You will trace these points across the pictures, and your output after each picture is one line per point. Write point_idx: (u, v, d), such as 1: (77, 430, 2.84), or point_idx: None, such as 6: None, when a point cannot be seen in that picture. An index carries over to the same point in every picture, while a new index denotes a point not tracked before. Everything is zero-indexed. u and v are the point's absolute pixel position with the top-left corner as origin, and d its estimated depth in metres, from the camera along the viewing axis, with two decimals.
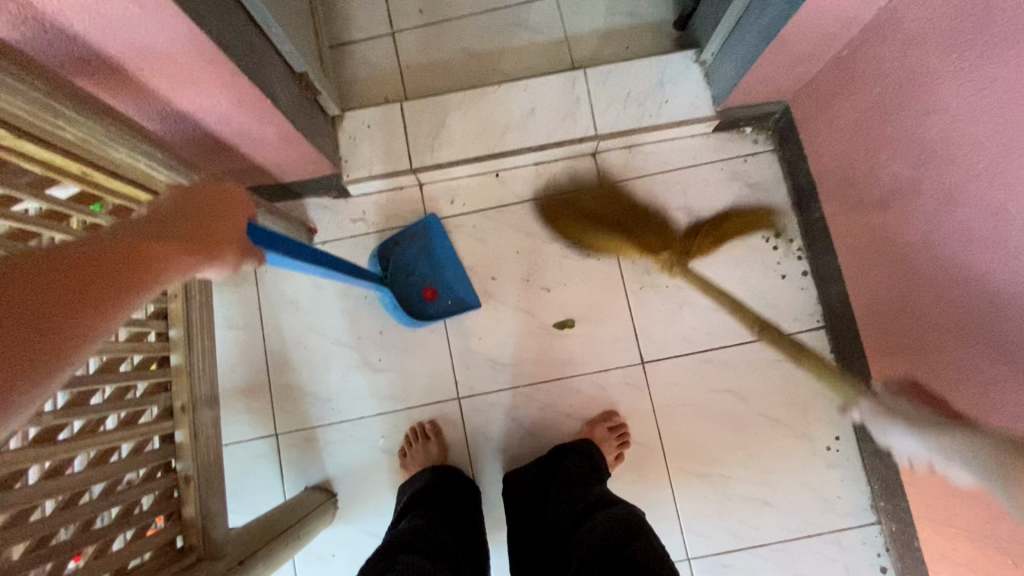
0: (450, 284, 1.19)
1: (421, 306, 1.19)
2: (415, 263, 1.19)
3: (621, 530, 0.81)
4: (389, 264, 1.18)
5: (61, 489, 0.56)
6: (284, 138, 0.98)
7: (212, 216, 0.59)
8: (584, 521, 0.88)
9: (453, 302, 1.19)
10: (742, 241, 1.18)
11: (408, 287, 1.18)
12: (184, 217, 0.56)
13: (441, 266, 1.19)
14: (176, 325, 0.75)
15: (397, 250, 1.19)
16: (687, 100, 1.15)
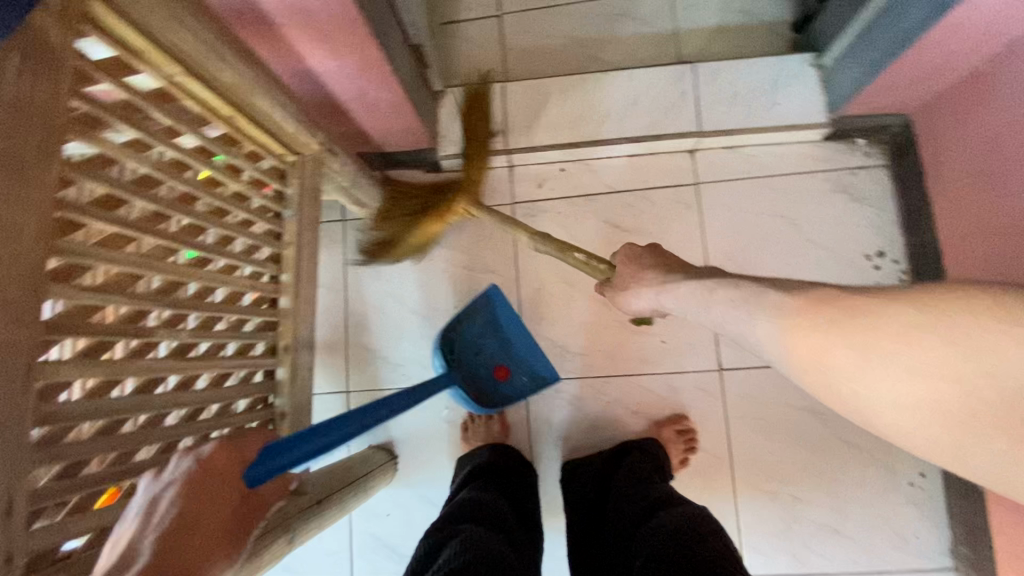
0: (523, 358, 1.10)
1: (495, 389, 1.10)
2: (482, 342, 1.10)
3: (689, 527, 0.79)
4: (455, 348, 1.07)
5: (187, 402, 0.60)
6: (394, 106, 1.01)
7: (217, 500, 0.50)
8: (645, 520, 0.86)
9: (526, 378, 1.11)
10: (840, 256, 1.13)
11: (476, 368, 1.09)
12: (219, 482, 0.52)
13: (510, 340, 1.10)
14: (287, 271, 0.80)
15: (461, 329, 1.08)
16: (799, 105, 1.11)
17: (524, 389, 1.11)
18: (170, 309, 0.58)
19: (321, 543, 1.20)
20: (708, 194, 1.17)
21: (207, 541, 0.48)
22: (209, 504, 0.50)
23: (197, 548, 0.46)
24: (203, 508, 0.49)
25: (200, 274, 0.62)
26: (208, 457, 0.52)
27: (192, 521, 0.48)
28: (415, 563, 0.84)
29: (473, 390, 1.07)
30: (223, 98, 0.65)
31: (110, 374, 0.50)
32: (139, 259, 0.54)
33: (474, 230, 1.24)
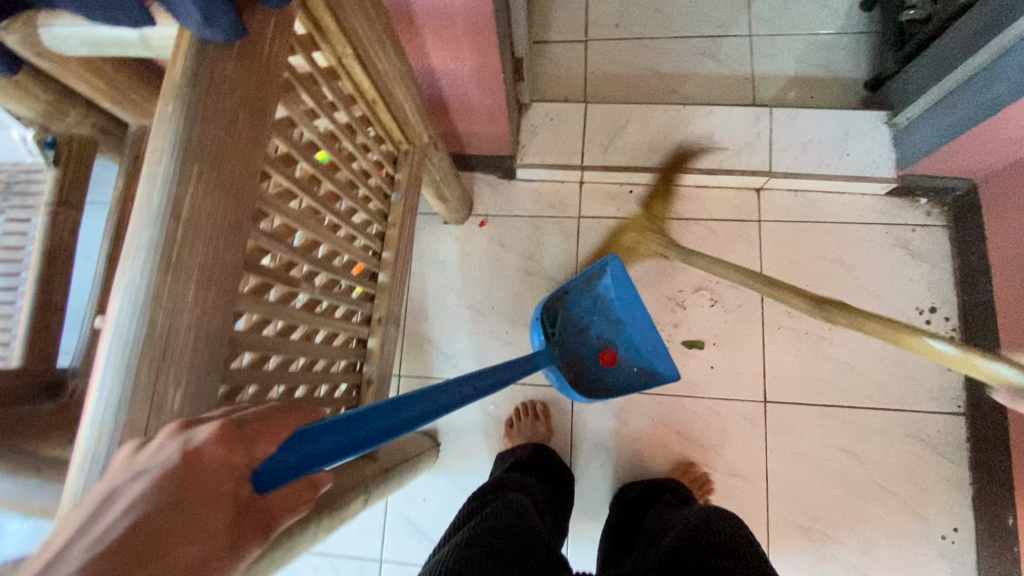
0: (632, 346, 1.10)
1: (598, 372, 1.10)
2: (589, 317, 1.12)
3: (718, 518, 0.84)
4: (561, 320, 1.11)
5: (310, 353, 0.65)
6: (490, 111, 1.08)
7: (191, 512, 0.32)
8: (674, 520, 0.90)
9: (636, 369, 1.10)
10: (894, 307, 1.16)
11: (582, 345, 1.11)
12: (208, 487, 0.34)
13: (622, 323, 1.10)
14: (389, 249, 0.86)
15: (567, 300, 1.11)
16: (869, 157, 1.16)
17: (630, 379, 1.10)
18: (309, 265, 0.64)
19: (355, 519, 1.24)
20: (769, 232, 1.22)
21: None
22: (175, 535, 0.31)
23: None
24: (168, 530, 0.31)
25: (333, 238, 0.68)
26: (200, 446, 0.35)
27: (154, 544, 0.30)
28: (458, 520, 0.87)
29: (573, 371, 1.09)
30: (372, 84, 0.72)
31: (268, 313, 0.55)
32: (298, 214, 0.60)
33: (540, 238, 1.30)
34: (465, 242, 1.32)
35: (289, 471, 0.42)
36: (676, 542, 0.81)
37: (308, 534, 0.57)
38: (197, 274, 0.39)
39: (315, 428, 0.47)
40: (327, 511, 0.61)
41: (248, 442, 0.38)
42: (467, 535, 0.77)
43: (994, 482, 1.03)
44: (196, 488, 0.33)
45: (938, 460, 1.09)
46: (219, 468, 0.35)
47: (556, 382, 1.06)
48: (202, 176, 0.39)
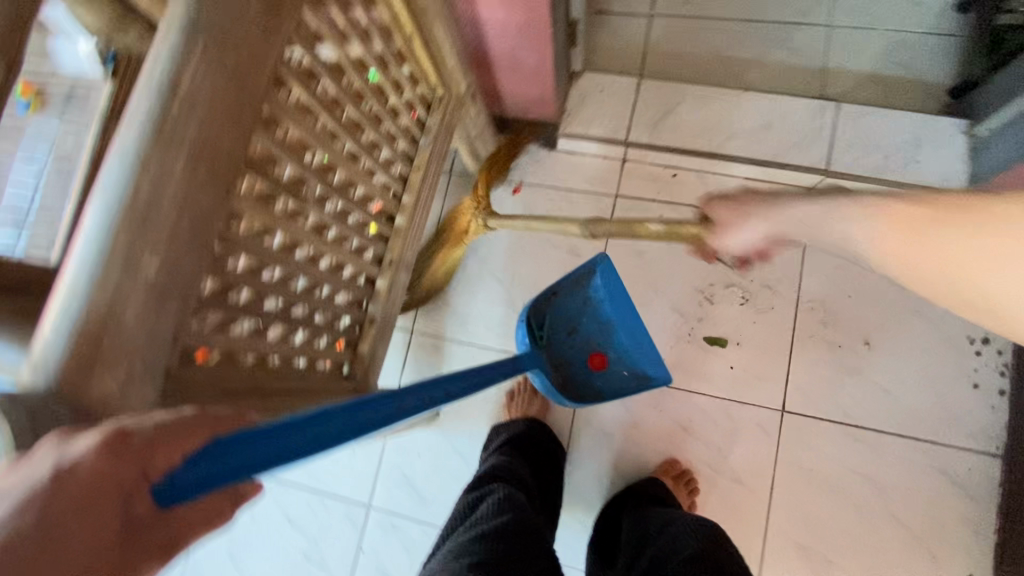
0: (625, 350, 1.06)
1: (588, 375, 1.07)
2: (579, 317, 1.08)
3: (703, 534, 0.85)
4: (549, 323, 1.06)
5: (313, 276, 0.65)
6: (537, 71, 1.05)
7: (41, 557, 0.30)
8: (660, 562, 0.83)
9: (627, 373, 1.07)
10: (941, 332, 1.07)
11: (571, 348, 1.07)
12: (78, 515, 0.32)
13: (614, 328, 1.06)
14: (410, 192, 0.85)
15: (555, 301, 1.06)
16: (939, 166, 1.08)
17: (620, 383, 1.07)
18: (322, 188, 0.63)
19: (351, 464, 1.26)
20: None
21: None
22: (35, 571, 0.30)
23: None
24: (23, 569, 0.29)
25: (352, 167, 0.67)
26: (74, 469, 0.33)
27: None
28: (456, 515, 0.90)
29: (561, 375, 1.06)
30: (410, 16, 0.69)
31: (270, 223, 0.55)
32: (315, 132, 0.59)
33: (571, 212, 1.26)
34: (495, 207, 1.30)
35: (205, 481, 0.38)
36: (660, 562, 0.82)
37: None
38: (189, 152, 0.40)
39: (245, 438, 0.40)
40: None
41: (139, 458, 0.36)
42: (464, 542, 0.80)
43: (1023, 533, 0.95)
44: (65, 519, 0.31)
45: (962, 500, 1.02)
46: (97, 487, 0.33)
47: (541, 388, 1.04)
48: (207, 53, 0.40)
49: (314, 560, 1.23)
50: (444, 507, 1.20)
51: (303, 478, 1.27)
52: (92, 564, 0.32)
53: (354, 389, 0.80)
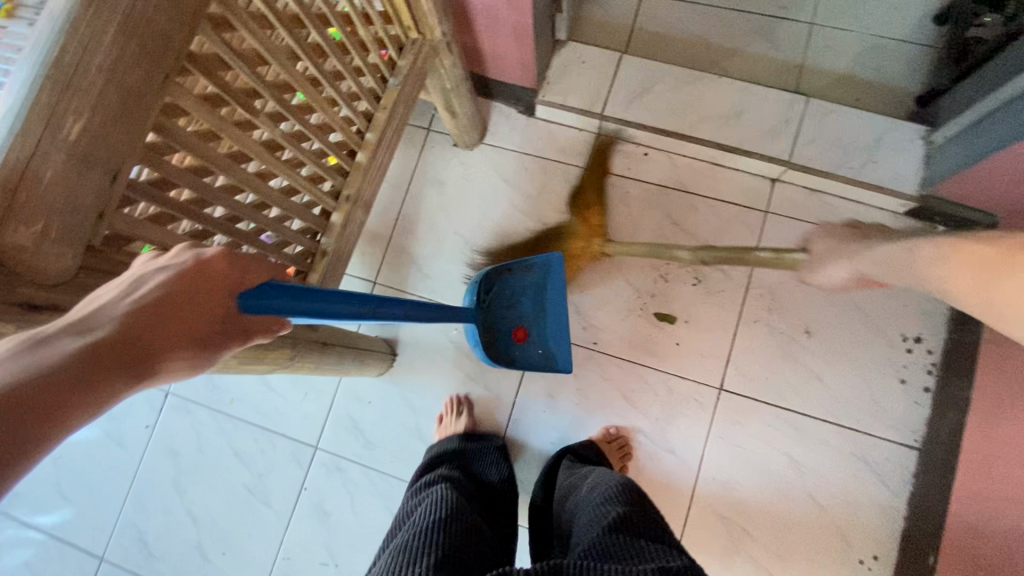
0: (547, 332, 1.11)
1: (509, 347, 1.12)
2: (519, 297, 1.11)
3: (628, 496, 0.80)
4: (490, 291, 1.11)
5: (261, 192, 0.67)
6: (516, 32, 1.06)
7: (197, 306, 0.47)
8: (584, 531, 0.75)
9: (541, 353, 1.12)
10: (878, 329, 1.12)
11: (501, 320, 1.12)
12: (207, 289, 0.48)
13: (546, 311, 1.10)
14: (373, 131, 0.87)
15: (505, 276, 1.11)
16: (895, 169, 1.11)
17: (534, 359, 1.12)
18: (278, 106, 0.65)
19: (302, 404, 1.28)
20: (772, 226, 1.18)
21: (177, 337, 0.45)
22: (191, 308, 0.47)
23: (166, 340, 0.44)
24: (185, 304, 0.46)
25: (311, 92, 0.69)
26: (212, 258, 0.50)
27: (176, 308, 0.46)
28: (389, 535, 0.85)
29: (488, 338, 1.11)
30: None
31: (216, 126, 0.57)
32: (272, 45, 0.60)
33: (542, 180, 1.28)
34: (469, 168, 1.31)
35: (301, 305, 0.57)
36: (585, 527, 0.76)
37: None
38: (121, 19, 0.43)
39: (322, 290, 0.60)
40: None
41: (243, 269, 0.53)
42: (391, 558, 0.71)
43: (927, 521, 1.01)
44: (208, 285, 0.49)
45: (877, 486, 1.07)
46: (226, 274, 0.50)
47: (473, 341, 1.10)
48: None
49: (257, 495, 1.25)
50: (388, 454, 1.23)
51: (253, 415, 1.29)
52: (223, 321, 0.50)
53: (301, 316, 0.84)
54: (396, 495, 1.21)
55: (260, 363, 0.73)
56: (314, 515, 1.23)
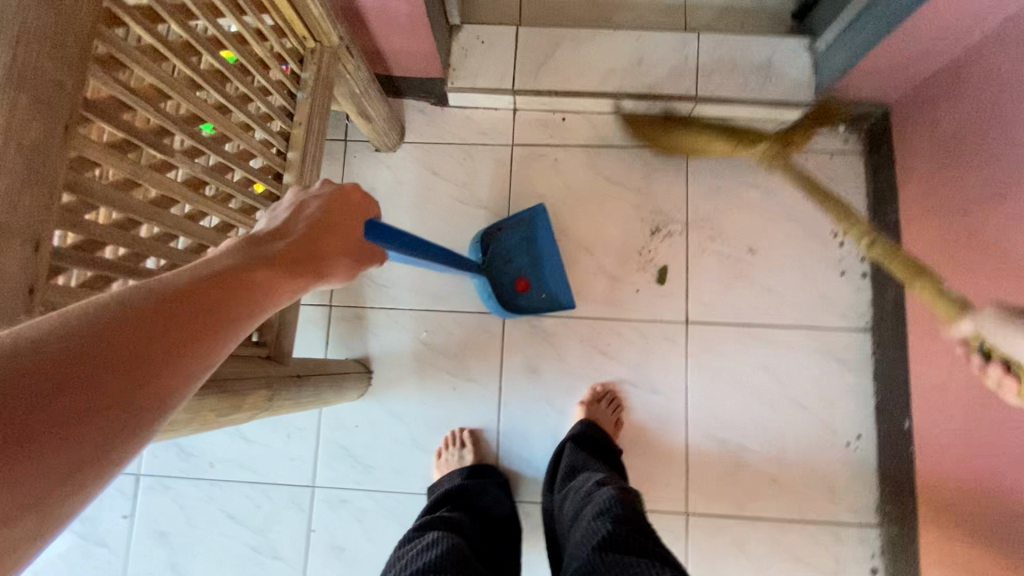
0: (545, 278, 1.21)
1: (515, 297, 1.20)
2: (513, 253, 1.21)
3: (616, 508, 0.81)
4: (489, 251, 1.20)
5: (192, 232, 0.64)
6: (412, 24, 1.05)
7: (335, 236, 0.62)
8: (578, 550, 0.77)
9: (544, 297, 1.21)
10: (811, 230, 1.20)
11: (503, 275, 1.20)
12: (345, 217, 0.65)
13: (539, 260, 1.21)
14: (294, 149, 0.85)
15: (499, 235, 1.21)
16: (790, 82, 1.20)
17: (538, 306, 1.21)
18: (191, 140, 0.62)
19: (287, 447, 1.23)
20: (696, 159, 1.24)
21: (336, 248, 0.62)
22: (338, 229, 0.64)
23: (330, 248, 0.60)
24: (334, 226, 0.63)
25: (222, 119, 0.67)
26: (350, 190, 0.68)
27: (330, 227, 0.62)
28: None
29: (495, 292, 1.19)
30: None
31: (132, 173, 0.54)
32: (169, 77, 0.58)
33: (472, 166, 1.28)
34: (396, 170, 1.30)
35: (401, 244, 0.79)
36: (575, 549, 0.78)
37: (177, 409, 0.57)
38: (6, 75, 0.40)
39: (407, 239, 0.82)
40: (214, 392, 0.62)
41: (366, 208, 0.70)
42: None
43: (894, 389, 1.11)
44: (345, 215, 0.66)
45: (844, 371, 1.16)
46: (357, 209, 0.68)
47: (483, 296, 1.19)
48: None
49: (265, 551, 1.20)
50: (389, 471, 1.21)
51: (238, 472, 1.23)
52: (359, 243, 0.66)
53: (267, 355, 0.82)
54: (407, 509, 1.20)
55: (240, 411, 0.70)
56: (329, 552, 1.19)
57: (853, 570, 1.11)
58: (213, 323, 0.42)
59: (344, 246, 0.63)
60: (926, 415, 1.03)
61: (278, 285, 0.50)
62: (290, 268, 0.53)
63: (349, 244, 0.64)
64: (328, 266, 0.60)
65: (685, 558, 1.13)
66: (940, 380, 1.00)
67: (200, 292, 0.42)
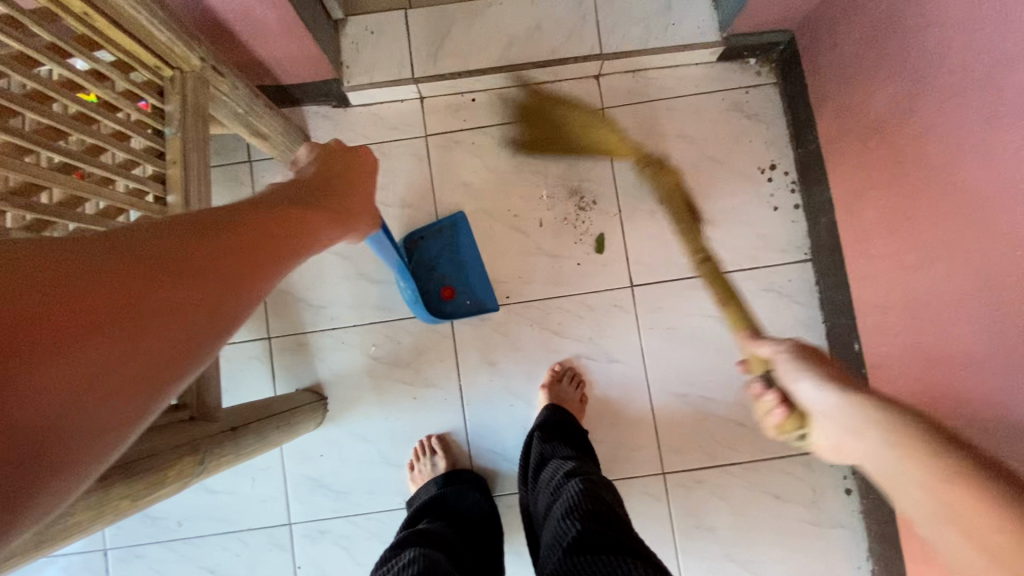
0: (469, 283, 1.19)
1: (440, 305, 1.18)
2: (437, 260, 1.19)
3: (586, 503, 0.82)
4: (414, 258, 1.18)
5: None
6: (284, 28, 0.97)
7: (348, 192, 0.70)
8: (551, 552, 0.79)
9: (470, 303, 1.19)
10: (739, 171, 1.19)
11: (427, 283, 1.18)
12: (348, 175, 0.73)
13: (463, 266, 1.19)
14: (174, 191, 0.78)
15: (421, 245, 1.19)
16: (694, 22, 1.16)
17: (462, 313, 1.19)
18: (27, 213, 0.59)
19: (253, 490, 1.19)
20: (614, 119, 1.20)
21: (356, 203, 0.70)
22: (349, 185, 0.72)
23: (348, 198, 0.68)
24: (343, 182, 0.71)
25: (62, 180, 0.63)
26: (360, 155, 0.79)
27: (340, 184, 0.70)
28: None
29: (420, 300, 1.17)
30: None
31: None
32: None
33: (388, 165, 1.22)
34: None
35: None
36: (551, 551, 0.79)
37: (75, 509, 0.52)
38: None
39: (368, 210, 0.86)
40: (123, 478, 0.58)
41: (366, 167, 0.79)
42: None
43: (840, 315, 1.13)
44: (350, 175, 0.74)
45: (791, 304, 1.17)
46: (360, 170, 0.77)
47: (409, 302, 1.15)
48: None
49: None
50: (363, 494, 1.18)
51: (209, 525, 1.19)
52: (368, 200, 0.75)
53: (192, 416, 0.78)
54: (389, 526, 1.17)
55: (168, 485, 0.65)
56: None
57: (829, 493, 1.14)
58: (278, 241, 0.48)
59: (357, 204, 0.70)
60: (872, 335, 1.05)
61: (320, 226, 0.57)
62: (327, 214, 0.60)
63: (360, 201, 0.72)
64: (351, 219, 0.66)
65: (670, 516, 1.15)
66: (880, 300, 1.02)
67: (262, 218, 0.48)
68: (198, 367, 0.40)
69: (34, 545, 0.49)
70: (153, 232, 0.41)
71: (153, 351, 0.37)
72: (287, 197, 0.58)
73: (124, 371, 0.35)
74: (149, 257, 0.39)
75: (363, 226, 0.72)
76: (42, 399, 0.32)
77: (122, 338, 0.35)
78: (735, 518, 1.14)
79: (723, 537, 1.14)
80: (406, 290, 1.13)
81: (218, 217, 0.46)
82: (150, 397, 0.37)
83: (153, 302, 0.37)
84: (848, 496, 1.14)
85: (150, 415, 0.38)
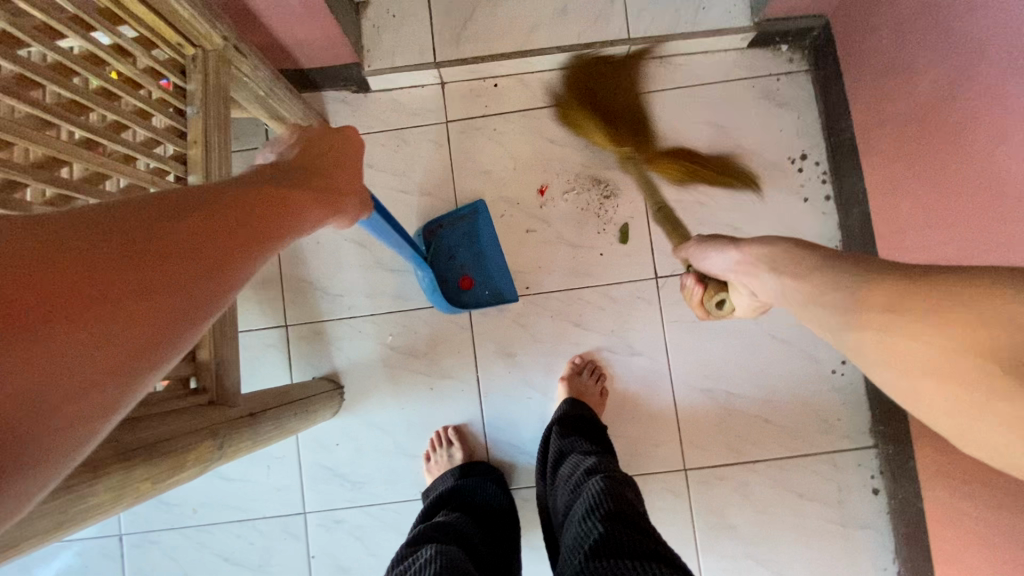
0: (489, 273, 1.16)
1: (458, 295, 1.16)
2: (456, 249, 1.17)
3: (606, 502, 0.79)
4: (433, 247, 1.16)
5: None
6: (305, 9, 0.95)
7: (335, 172, 0.67)
8: (574, 545, 0.77)
9: (489, 293, 1.17)
10: (769, 162, 1.16)
11: (446, 271, 1.16)
12: (335, 150, 0.70)
13: (482, 256, 1.17)
14: (195, 171, 0.77)
15: (440, 233, 1.16)
16: (725, 7, 1.12)
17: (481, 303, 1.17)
18: (50, 187, 0.58)
19: (269, 478, 1.18)
20: (640, 106, 1.17)
21: (343, 182, 0.67)
22: (337, 162, 0.69)
23: (332, 176, 0.65)
24: (329, 158, 0.68)
25: (85, 155, 0.62)
26: (342, 132, 0.73)
27: (326, 161, 0.67)
28: None
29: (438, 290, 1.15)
30: None
31: None
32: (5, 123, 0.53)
33: (408, 152, 1.20)
34: None
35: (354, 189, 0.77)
36: (573, 550, 0.76)
37: (95, 492, 0.51)
38: None
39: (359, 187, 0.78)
40: (144, 459, 0.57)
41: (349, 142, 0.73)
42: None
43: None
44: (338, 150, 0.70)
45: None
46: (347, 145, 0.72)
47: (427, 291, 1.14)
48: None
49: None
50: (378, 484, 1.17)
51: (224, 512, 1.18)
52: (356, 180, 0.71)
53: (211, 400, 0.76)
54: (404, 517, 1.16)
55: (186, 471, 0.64)
56: None
57: (856, 493, 1.11)
58: (256, 222, 0.46)
59: (345, 184, 0.67)
60: None
61: (304, 206, 0.55)
62: (310, 195, 0.57)
63: (349, 181, 0.69)
64: (338, 201, 0.64)
65: (692, 513, 1.12)
66: None
67: (240, 198, 0.47)
68: (176, 350, 0.40)
69: (53, 526, 0.48)
70: (119, 212, 0.39)
71: (123, 338, 0.36)
72: (263, 175, 0.56)
73: (96, 356, 0.35)
74: (117, 239, 0.38)
75: (353, 207, 0.69)
76: (11, 387, 0.30)
77: (87, 323, 0.34)
78: (758, 517, 1.11)
79: (747, 536, 1.11)
80: (425, 278, 1.11)
81: (188, 197, 0.44)
82: (122, 381, 0.36)
83: (116, 290, 0.36)
84: (876, 496, 1.11)
85: (125, 404, 0.37)
